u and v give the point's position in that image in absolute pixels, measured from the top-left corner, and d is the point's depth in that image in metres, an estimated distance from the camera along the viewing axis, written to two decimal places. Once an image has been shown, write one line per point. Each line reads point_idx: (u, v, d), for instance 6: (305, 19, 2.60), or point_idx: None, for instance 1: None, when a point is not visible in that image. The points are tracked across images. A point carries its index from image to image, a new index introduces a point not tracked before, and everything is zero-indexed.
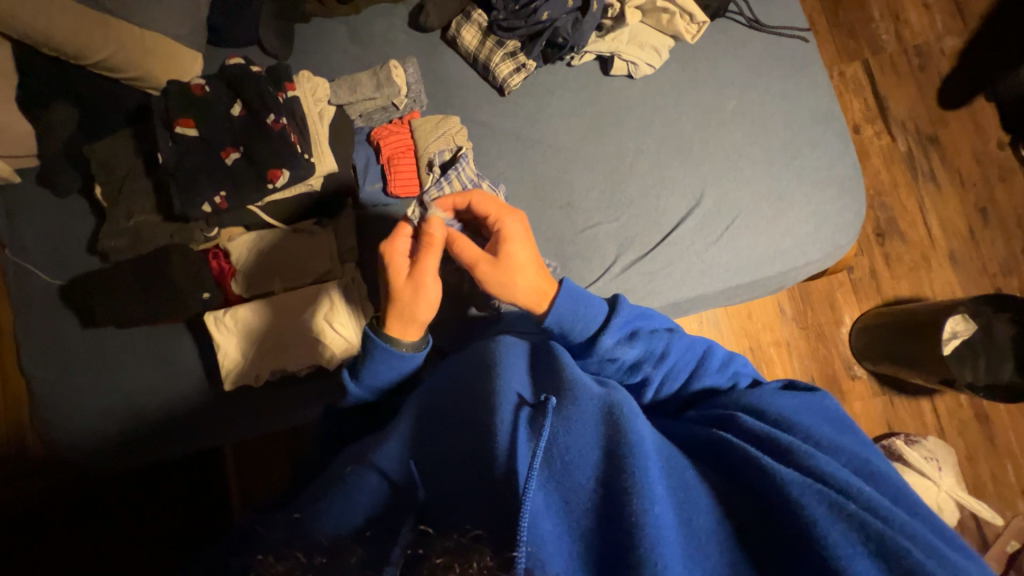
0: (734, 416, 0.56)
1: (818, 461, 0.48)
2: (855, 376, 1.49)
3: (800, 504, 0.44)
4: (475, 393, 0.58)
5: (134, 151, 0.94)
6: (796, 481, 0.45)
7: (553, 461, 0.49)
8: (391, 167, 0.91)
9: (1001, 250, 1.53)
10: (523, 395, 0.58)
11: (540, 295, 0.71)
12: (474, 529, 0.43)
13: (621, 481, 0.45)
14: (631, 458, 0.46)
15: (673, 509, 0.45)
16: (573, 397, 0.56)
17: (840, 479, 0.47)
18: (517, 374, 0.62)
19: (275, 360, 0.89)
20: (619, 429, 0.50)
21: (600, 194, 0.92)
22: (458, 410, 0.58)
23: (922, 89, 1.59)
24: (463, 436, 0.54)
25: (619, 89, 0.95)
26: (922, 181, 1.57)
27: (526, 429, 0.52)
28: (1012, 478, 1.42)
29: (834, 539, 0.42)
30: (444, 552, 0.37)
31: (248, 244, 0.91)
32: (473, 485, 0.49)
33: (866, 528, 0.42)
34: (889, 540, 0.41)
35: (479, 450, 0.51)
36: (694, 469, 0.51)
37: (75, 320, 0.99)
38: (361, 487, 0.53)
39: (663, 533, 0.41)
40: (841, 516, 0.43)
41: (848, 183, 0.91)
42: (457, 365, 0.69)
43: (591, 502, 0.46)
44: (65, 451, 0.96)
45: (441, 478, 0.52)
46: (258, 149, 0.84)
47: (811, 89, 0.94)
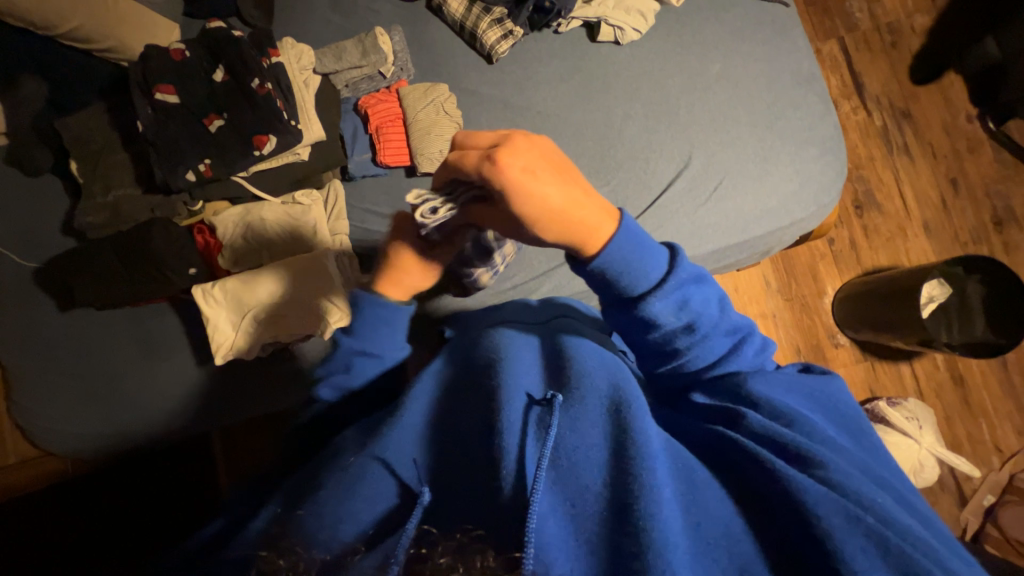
0: (742, 413, 0.51)
1: (833, 470, 0.44)
2: (838, 344, 1.54)
3: (818, 515, 0.40)
4: (480, 384, 0.53)
5: (110, 125, 0.90)
6: (814, 489, 0.41)
7: (560, 468, 0.44)
8: (380, 136, 0.90)
9: (972, 219, 1.59)
10: (532, 392, 0.51)
11: (585, 231, 0.51)
12: (476, 529, 0.41)
13: (626, 486, 0.42)
14: (641, 468, 0.42)
15: (678, 513, 0.41)
16: (585, 394, 0.50)
17: (856, 489, 0.42)
18: (525, 365, 0.55)
19: (265, 331, 0.85)
20: (627, 430, 0.46)
21: (590, 158, 0.93)
22: (462, 410, 0.52)
23: (894, 65, 1.65)
24: (469, 429, 0.50)
25: (606, 55, 0.96)
26: (896, 153, 1.62)
27: (534, 431, 0.47)
28: (986, 436, 1.48)
29: (851, 554, 0.38)
30: (450, 550, 0.36)
31: (235, 218, 0.88)
32: (475, 465, 0.47)
33: (885, 543, 0.38)
34: (908, 557, 0.37)
35: (481, 453, 0.47)
36: (703, 470, 0.47)
37: (53, 305, 0.95)
38: (365, 486, 0.47)
39: (670, 539, 0.39)
40: (859, 528, 0.39)
41: (829, 143, 0.94)
42: (462, 351, 0.61)
43: (592, 506, 0.42)
44: (50, 442, 0.93)
45: (451, 453, 0.49)
46: (244, 115, 0.82)
47: (792, 52, 0.96)
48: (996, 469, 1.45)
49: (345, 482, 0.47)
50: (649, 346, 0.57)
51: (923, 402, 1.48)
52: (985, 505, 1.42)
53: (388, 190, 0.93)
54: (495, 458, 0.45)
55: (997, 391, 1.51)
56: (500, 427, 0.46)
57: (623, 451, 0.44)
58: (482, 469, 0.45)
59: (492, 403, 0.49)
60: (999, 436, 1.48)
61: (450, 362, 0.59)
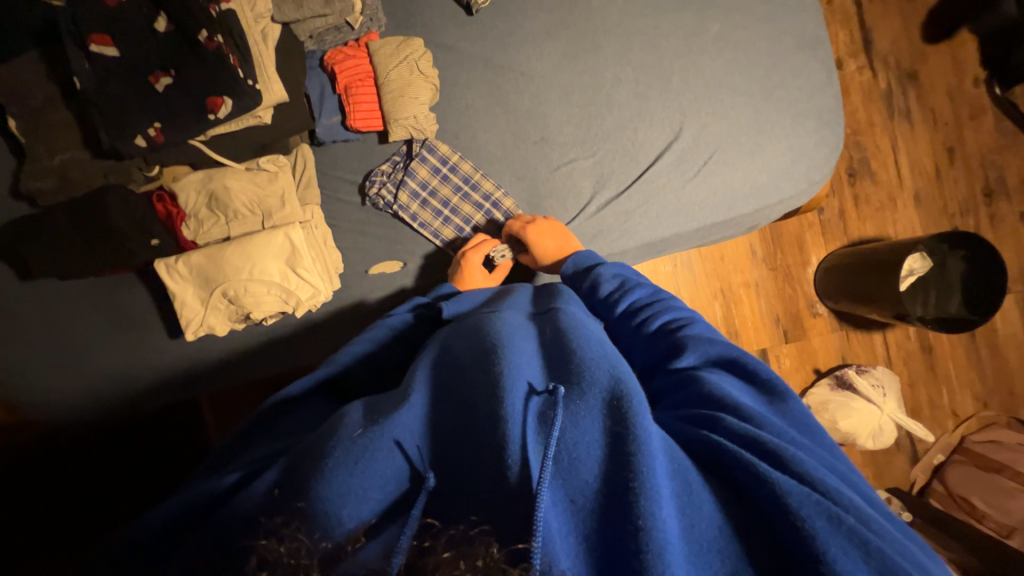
0: (721, 417, 0.46)
1: (810, 464, 0.42)
2: (816, 314, 1.57)
3: (799, 514, 0.38)
4: (479, 371, 0.49)
5: (48, 77, 0.82)
6: (798, 491, 0.39)
7: (563, 468, 0.42)
8: (349, 97, 0.84)
9: (963, 190, 1.57)
10: (532, 382, 0.48)
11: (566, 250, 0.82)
12: (479, 520, 0.40)
13: (627, 482, 0.40)
14: (646, 475, 0.39)
15: (675, 514, 0.39)
16: (589, 389, 0.47)
17: (832, 485, 0.40)
18: (527, 356, 0.52)
19: (234, 309, 0.82)
20: (626, 423, 0.43)
21: (576, 128, 0.88)
22: (452, 398, 0.49)
23: (907, 21, 1.55)
24: (462, 417, 0.47)
25: (597, 8, 0.88)
26: (897, 119, 1.56)
27: (536, 423, 0.45)
28: (945, 401, 1.56)
29: (834, 556, 0.36)
30: (453, 542, 0.37)
31: (196, 186, 0.83)
32: (466, 452, 0.44)
33: (867, 545, 0.36)
34: (887, 558, 0.36)
35: (484, 445, 0.44)
36: (697, 468, 0.44)
37: (10, 273, 0.90)
38: (375, 460, 0.43)
39: (669, 544, 0.37)
40: (842, 530, 0.37)
41: (827, 116, 0.89)
42: (456, 338, 0.57)
43: (587, 508, 0.41)
44: (26, 410, 0.92)
45: (444, 433, 0.47)
46: (193, 73, 0.74)
47: (798, 11, 0.89)
48: (949, 431, 1.54)
49: (353, 453, 0.43)
50: (633, 332, 0.65)
51: (890, 369, 1.55)
52: (934, 463, 1.52)
53: (362, 158, 0.89)
54: (498, 442, 0.43)
55: (961, 359, 1.58)
56: (500, 415, 0.44)
57: (630, 455, 0.41)
58: (480, 458, 0.43)
59: (491, 396, 0.46)
60: (956, 401, 1.57)
61: (443, 349, 0.56)
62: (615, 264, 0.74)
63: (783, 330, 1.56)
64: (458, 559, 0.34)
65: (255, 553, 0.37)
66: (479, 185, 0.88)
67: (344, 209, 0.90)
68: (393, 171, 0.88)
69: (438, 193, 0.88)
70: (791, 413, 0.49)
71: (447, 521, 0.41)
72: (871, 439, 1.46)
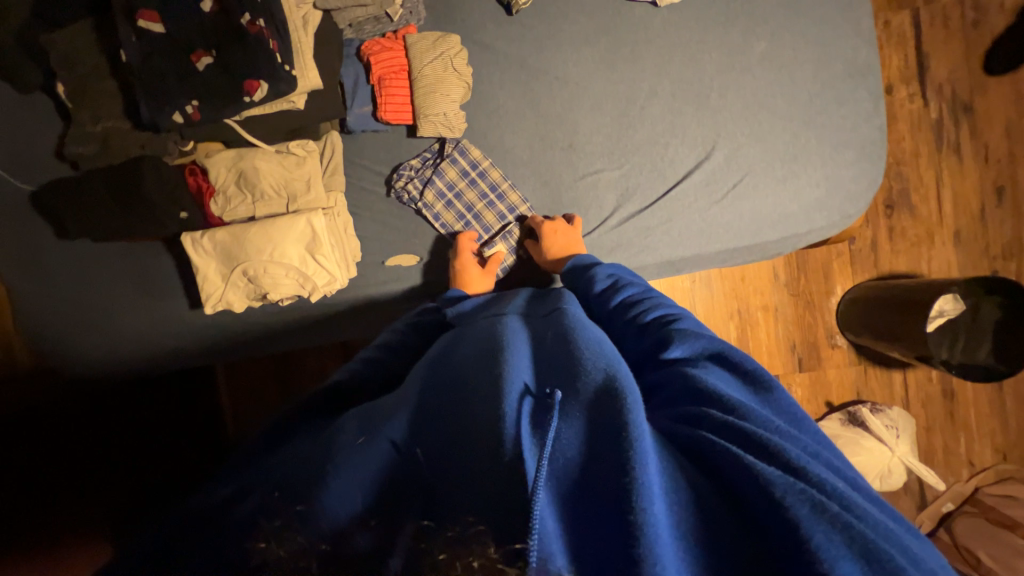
0: (708, 412, 0.46)
1: (792, 451, 0.41)
2: (835, 346, 1.52)
3: (784, 503, 0.37)
4: (477, 373, 0.51)
5: (97, 46, 0.84)
6: (780, 479, 0.39)
7: (558, 465, 0.41)
8: (382, 89, 0.84)
9: (1008, 232, 1.50)
10: (528, 384, 0.49)
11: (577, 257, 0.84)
12: (476, 522, 0.38)
13: (614, 467, 0.39)
14: (633, 453, 0.40)
15: (664, 506, 0.38)
16: (582, 384, 0.48)
17: (814, 472, 0.40)
18: (524, 360, 0.53)
19: (254, 288, 0.84)
20: (613, 411, 0.43)
21: (605, 138, 0.87)
22: (452, 395, 0.51)
23: (968, 49, 1.47)
24: (461, 414, 0.48)
25: (640, 17, 0.85)
26: (945, 152, 1.49)
27: (530, 425, 0.44)
28: (962, 449, 1.51)
29: (819, 542, 0.35)
30: (447, 543, 0.36)
31: (228, 164, 0.84)
32: (464, 448, 0.44)
33: (849, 530, 0.36)
34: (870, 542, 0.35)
35: (479, 439, 0.44)
36: (680, 459, 0.43)
37: (49, 231, 0.94)
38: (368, 453, 0.46)
39: (660, 532, 0.36)
40: (824, 517, 0.36)
41: (869, 147, 0.85)
42: (463, 345, 0.60)
43: (578, 495, 0.40)
44: (54, 362, 0.97)
45: (441, 432, 0.47)
46: (233, 55, 0.75)
47: (851, 36, 0.85)
48: (962, 480, 1.49)
49: (352, 457, 0.46)
50: (626, 325, 0.66)
51: (906, 411, 1.50)
52: (942, 510, 1.47)
53: (390, 150, 0.90)
54: (497, 439, 0.43)
55: (984, 408, 1.52)
56: (499, 414, 0.44)
57: (620, 437, 0.41)
58: (479, 456, 0.43)
59: (492, 393, 0.47)
60: (974, 451, 1.51)
61: (444, 356, 0.58)
62: (612, 266, 0.77)
63: (798, 359, 1.52)
64: (454, 559, 0.34)
65: (255, 554, 0.37)
66: (505, 195, 0.89)
67: (367, 198, 0.91)
68: (421, 167, 0.88)
69: (463, 196, 0.89)
70: (775, 405, 0.49)
71: (442, 519, 0.39)
72: (879, 480, 1.42)
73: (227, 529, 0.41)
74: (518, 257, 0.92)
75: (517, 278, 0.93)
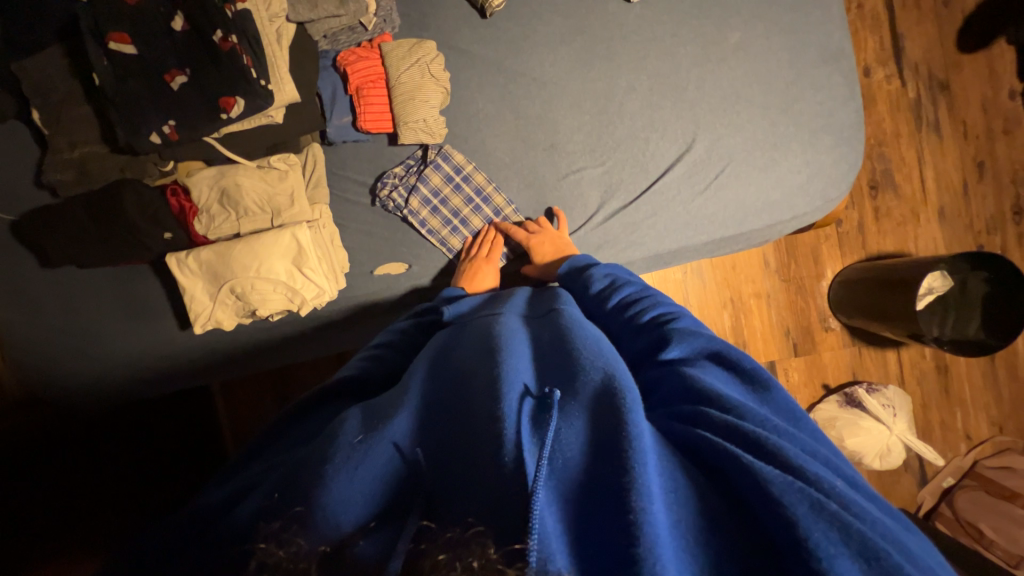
0: (705, 410, 0.46)
1: (791, 451, 0.41)
2: (828, 329, 1.53)
3: (782, 500, 0.37)
4: (477, 375, 0.51)
5: (70, 71, 0.83)
6: (779, 478, 0.39)
7: (558, 466, 0.41)
8: (360, 98, 0.84)
9: (990, 207, 1.52)
10: (528, 385, 0.49)
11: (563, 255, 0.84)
12: (475, 523, 0.38)
13: (616, 471, 0.39)
14: (633, 456, 0.40)
15: (665, 509, 0.38)
16: (582, 385, 0.48)
17: (811, 470, 0.40)
18: (523, 361, 0.53)
19: (242, 305, 0.83)
20: (615, 414, 0.43)
21: (586, 135, 0.87)
22: (452, 403, 0.50)
23: (941, 28, 1.49)
24: (461, 420, 0.48)
25: (614, 14, 0.86)
26: (925, 131, 1.51)
27: (530, 424, 0.44)
28: (959, 424, 1.52)
29: (817, 541, 0.35)
30: (446, 545, 0.34)
31: (209, 182, 0.84)
32: (463, 455, 0.44)
33: (848, 529, 0.36)
34: (868, 539, 0.36)
35: (479, 441, 0.44)
36: (677, 463, 0.43)
37: (32, 260, 0.93)
38: (373, 457, 0.46)
39: (660, 533, 0.36)
40: (822, 516, 0.37)
41: (847, 132, 0.86)
42: (462, 346, 0.60)
43: (579, 497, 0.40)
44: (44, 390, 0.96)
45: (441, 441, 0.47)
46: (208, 73, 0.74)
47: (823, 22, 0.86)
48: (961, 454, 1.50)
49: (354, 459, 0.45)
50: (623, 323, 0.66)
51: (902, 389, 1.51)
52: (943, 485, 1.48)
53: (372, 160, 0.90)
54: (496, 440, 0.43)
55: (978, 382, 1.54)
56: (498, 415, 0.44)
57: (620, 441, 0.41)
58: (477, 462, 0.42)
59: (491, 395, 0.47)
60: (971, 425, 1.52)
61: (444, 360, 0.58)
62: (606, 266, 0.77)
63: (793, 343, 1.53)
64: (454, 560, 0.32)
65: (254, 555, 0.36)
66: (491, 198, 0.89)
67: (352, 209, 0.91)
68: (405, 175, 0.88)
69: (449, 202, 0.89)
70: (773, 403, 0.49)
71: (443, 522, 0.39)
72: (879, 459, 1.43)
73: (231, 538, 0.42)
74: (508, 260, 0.92)
75: (508, 280, 0.93)
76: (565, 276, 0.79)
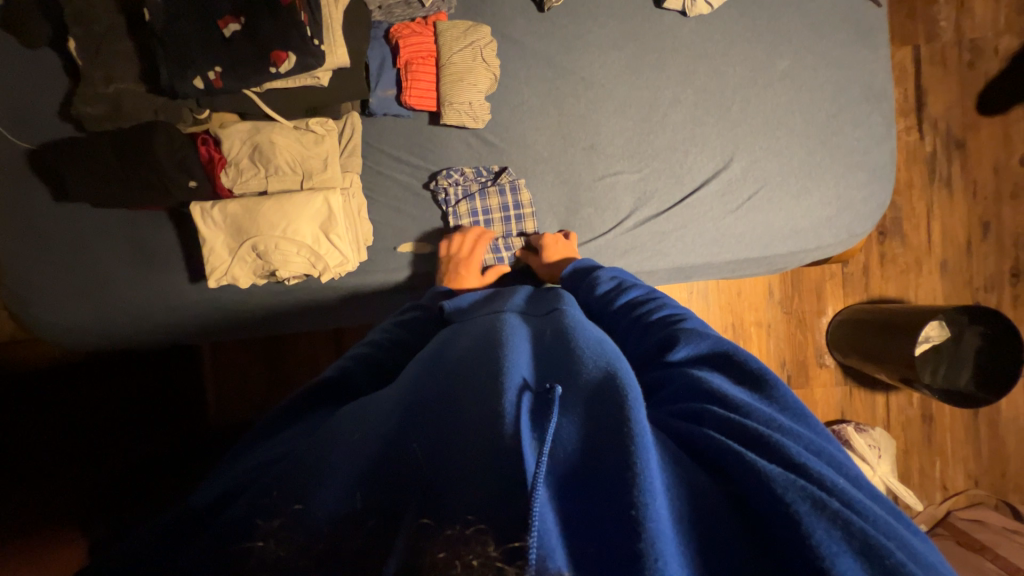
0: (710, 409, 0.45)
1: (795, 449, 0.40)
2: (823, 365, 1.56)
3: (785, 499, 0.36)
4: (473, 369, 0.48)
5: (114, 5, 0.81)
6: (780, 476, 0.37)
7: (558, 462, 0.39)
8: (409, 73, 0.84)
9: (990, 266, 1.57)
10: (527, 378, 0.47)
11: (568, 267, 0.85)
12: (477, 521, 0.34)
13: (618, 458, 0.37)
14: (636, 449, 0.37)
15: (666, 503, 0.36)
16: (582, 380, 0.46)
17: (814, 468, 0.38)
18: (523, 357, 0.51)
19: (261, 263, 0.82)
20: (617, 402, 0.41)
21: (627, 140, 0.88)
22: (446, 389, 0.47)
23: (964, 89, 1.53)
24: (457, 403, 0.45)
25: (668, 27, 0.87)
26: (937, 185, 1.55)
27: (530, 422, 0.42)
28: (937, 473, 1.56)
29: (819, 539, 0.33)
30: (447, 541, 0.32)
31: (242, 136, 0.82)
32: (458, 435, 0.41)
33: (851, 528, 0.34)
34: (872, 540, 0.34)
35: (475, 428, 0.41)
36: (680, 461, 0.41)
37: (45, 194, 0.90)
38: (350, 447, 0.43)
39: (662, 529, 0.34)
40: (825, 515, 0.35)
41: (879, 170, 0.88)
42: (460, 340, 0.58)
43: (577, 489, 0.38)
44: (39, 329, 0.93)
45: (434, 424, 0.44)
46: (262, 24, 0.73)
47: (868, 62, 0.88)
48: (935, 503, 1.54)
49: (345, 453, 0.42)
50: (631, 322, 0.65)
51: (887, 432, 1.54)
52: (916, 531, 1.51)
53: (410, 136, 0.89)
54: (495, 424, 0.41)
55: (960, 434, 1.57)
56: (497, 412, 0.42)
57: (620, 431, 0.39)
58: (471, 447, 0.40)
59: (489, 390, 0.44)
60: (948, 475, 1.56)
61: (441, 353, 0.56)
62: (613, 269, 0.79)
63: (787, 375, 1.55)
64: (454, 558, 0.30)
65: (252, 554, 0.34)
66: (523, 219, 0.89)
67: (383, 182, 0.90)
68: (472, 180, 0.88)
69: (492, 224, 0.90)
70: (780, 401, 0.46)
71: (441, 518, 0.35)
72: None
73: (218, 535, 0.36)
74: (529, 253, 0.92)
75: (529, 275, 0.93)
76: (574, 282, 0.79)
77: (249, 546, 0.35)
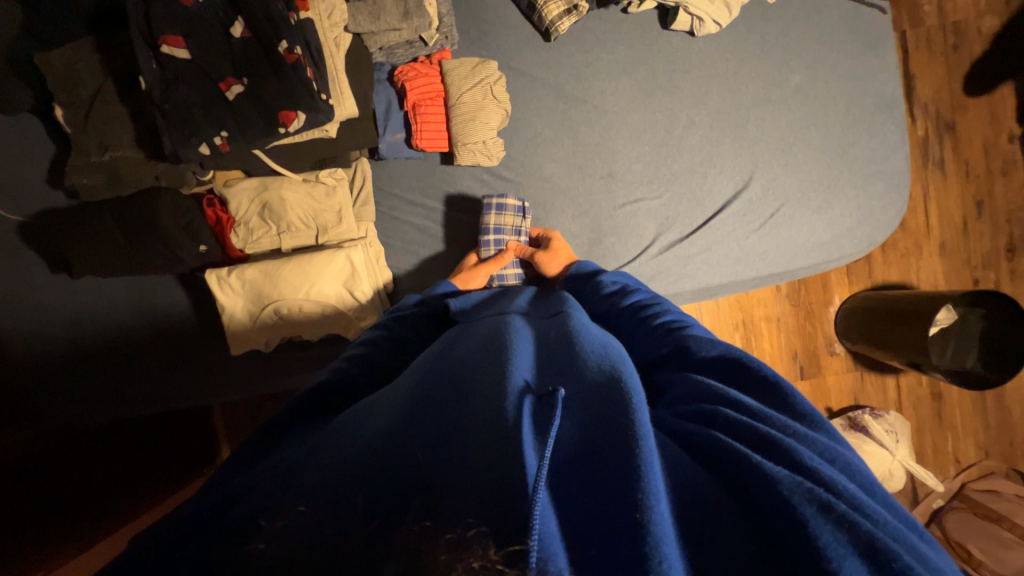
0: (721, 409, 0.40)
1: (807, 454, 0.34)
2: (834, 353, 1.58)
3: (790, 500, 0.31)
4: (469, 375, 0.43)
5: (100, 67, 0.75)
6: (785, 475, 0.32)
7: (558, 464, 0.35)
8: (417, 115, 0.81)
9: (987, 243, 1.60)
10: (528, 381, 0.42)
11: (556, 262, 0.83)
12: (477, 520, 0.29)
13: (623, 463, 0.32)
14: (641, 450, 0.33)
15: (668, 505, 0.32)
16: (586, 385, 0.41)
17: (826, 472, 0.33)
18: (524, 359, 0.46)
19: (285, 326, 0.81)
20: (624, 404, 0.37)
21: (644, 166, 0.86)
22: (433, 396, 0.42)
23: (951, 71, 1.54)
24: (449, 410, 0.39)
25: (676, 48, 0.86)
26: (930, 168, 1.58)
27: (531, 425, 0.36)
28: (949, 448, 1.58)
29: (827, 541, 0.29)
30: (447, 542, 0.27)
31: (250, 194, 0.79)
32: (452, 439, 0.36)
33: (859, 531, 0.29)
34: (881, 543, 0.29)
35: (470, 435, 0.36)
36: (680, 464, 0.36)
37: (42, 266, 0.86)
38: (337, 445, 0.37)
39: (667, 533, 0.29)
40: (833, 518, 0.30)
41: (897, 178, 0.89)
42: (458, 344, 0.52)
43: (570, 497, 0.33)
44: (46, 414, 0.87)
45: (424, 427, 0.38)
46: (269, 84, 0.69)
47: (878, 70, 0.88)
48: (950, 476, 1.56)
49: (331, 452, 0.36)
50: (637, 327, 0.61)
51: (900, 413, 1.57)
52: (933, 506, 1.54)
53: (422, 179, 0.87)
54: (493, 426, 0.36)
55: (970, 409, 1.59)
56: (495, 411, 0.37)
57: (625, 434, 0.34)
58: (463, 448, 0.35)
59: (487, 393, 0.40)
60: (960, 449, 1.58)
61: (443, 354, 0.50)
62: (615, 275, 0.73)
63: (799, 366, 1.57)
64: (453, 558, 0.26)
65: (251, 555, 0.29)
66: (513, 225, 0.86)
67: (396, 225, 0.87)
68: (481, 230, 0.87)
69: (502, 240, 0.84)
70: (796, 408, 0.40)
71: (442, 517, 0.30)
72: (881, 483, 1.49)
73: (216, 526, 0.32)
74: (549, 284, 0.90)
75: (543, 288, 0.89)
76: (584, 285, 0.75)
77: (252, 549, 0.29)
